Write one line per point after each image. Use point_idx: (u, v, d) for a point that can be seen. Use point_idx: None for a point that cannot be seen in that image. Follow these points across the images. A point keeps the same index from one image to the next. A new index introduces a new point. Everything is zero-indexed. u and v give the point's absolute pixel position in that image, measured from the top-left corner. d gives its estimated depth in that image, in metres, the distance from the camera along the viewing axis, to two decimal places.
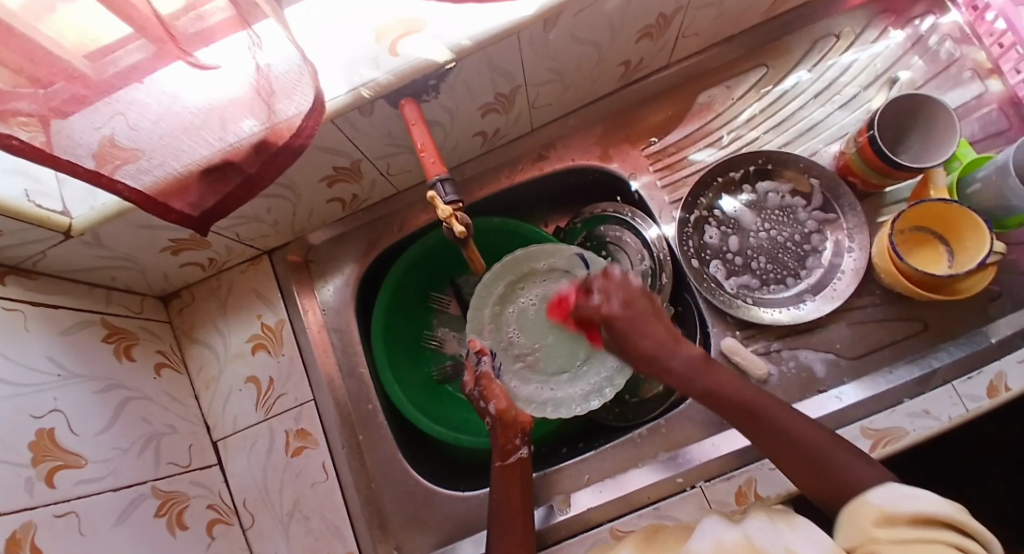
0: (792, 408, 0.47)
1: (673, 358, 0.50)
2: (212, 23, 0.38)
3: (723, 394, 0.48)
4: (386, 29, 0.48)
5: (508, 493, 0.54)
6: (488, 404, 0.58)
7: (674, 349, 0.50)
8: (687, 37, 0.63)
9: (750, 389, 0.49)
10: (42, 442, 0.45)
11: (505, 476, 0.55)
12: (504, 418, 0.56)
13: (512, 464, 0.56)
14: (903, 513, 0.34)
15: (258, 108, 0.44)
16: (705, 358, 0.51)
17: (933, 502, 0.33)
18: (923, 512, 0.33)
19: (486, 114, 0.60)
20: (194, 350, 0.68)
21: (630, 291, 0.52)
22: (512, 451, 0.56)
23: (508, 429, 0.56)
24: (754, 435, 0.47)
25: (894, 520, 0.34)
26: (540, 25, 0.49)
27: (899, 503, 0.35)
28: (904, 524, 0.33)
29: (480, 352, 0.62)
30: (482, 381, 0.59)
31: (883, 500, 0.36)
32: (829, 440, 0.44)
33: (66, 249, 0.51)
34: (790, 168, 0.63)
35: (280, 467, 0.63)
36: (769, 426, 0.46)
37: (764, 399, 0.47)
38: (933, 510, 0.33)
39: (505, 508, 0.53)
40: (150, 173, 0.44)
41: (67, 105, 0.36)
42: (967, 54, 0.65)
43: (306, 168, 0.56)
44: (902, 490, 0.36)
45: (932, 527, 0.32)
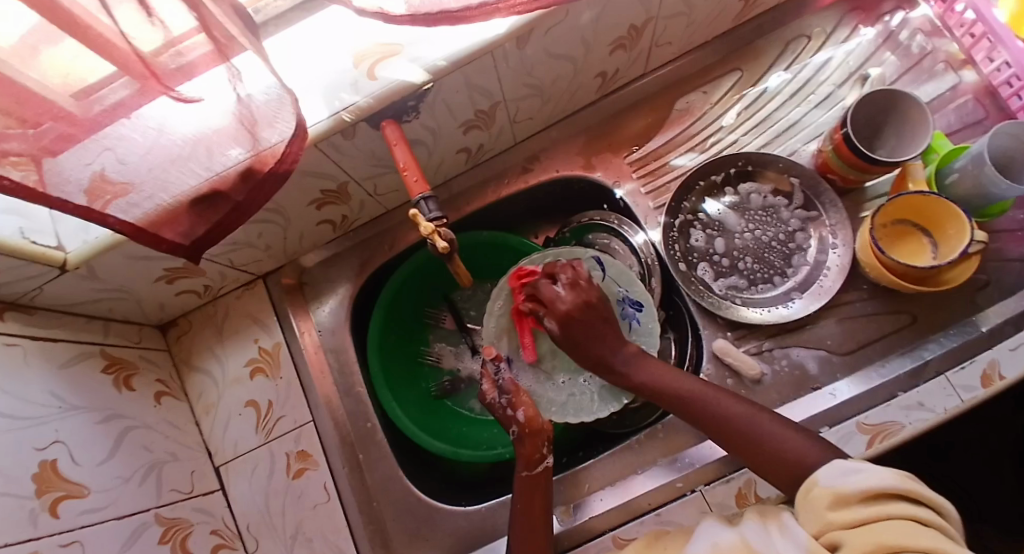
0: (724, 393, 0.50)
1: (616, 358, 0.54)
2: (192, 58, 0.39)
3: (664, 387, 0.52)
4: (363, 54, 0.50)
5: (530, 502, 0.54)
6: (516, 412, 0.58)
7: (617, 346, 0.54)
8: (661, 46, 0.64)
9: (685, 380, 0.52)
10: (45, 473, 0.46)
11: (526, 486, 0.55)
12: (531, 428, 0.57)
13: (538, 472, 0.56)
14: (854, 492, 0.35)
15: (242, 137, 0.45)
16: (642, 353, 0.55)
17: (877, 476, 0.35)
18: (871, 488, 0.35)
19: (468, 131, 0.61)
20: (192, 377, 0.69)
21: (578, 283, 0.55)
22: (540, 459, 0.56)
23: (535, 437, 0.57)
24: (702, 425, 0.50)
25: (846, 502, 0.35)
26: (513, 43, 0.50)
27: (848, 482, 0.36)
28: (857, 503, 0.35)
29: (496, 359, 0.63)
30: (508, 390, 0.60)
31: (831, 481, 0.37)
32: (759, 415, 0.48)
33: (63, 284, 0.52)
34: (770, 168, 0.64)
35: (282, 490, 0.64)
36: (709, 414, 0.49)
37: (697, 389, 0.51)
38: (880, 483, 0.35)
39: (526, 517, 0.53)
40: (139, 206, 0.45)
41: (56, 144, 0.38)
42: (939, 46, 0.66)
43: (294, 193, 0.57)
44: (848, 468, 0.38)
45: (884, 501, 0.34)
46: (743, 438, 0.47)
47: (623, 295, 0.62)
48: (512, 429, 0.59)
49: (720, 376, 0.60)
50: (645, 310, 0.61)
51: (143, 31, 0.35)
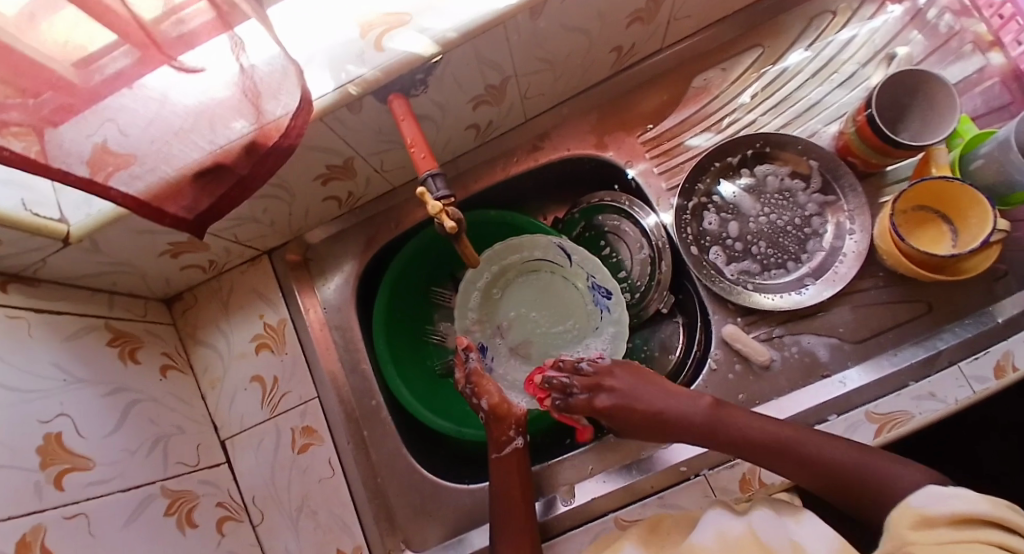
0: (817, 433, 0.48)
1: (689, 414, 0.52)
2: (193, 27, 0.39)
3: (748, 438, 0.49)
4: (370, 23, 0.48)
5: (506, 482, 0.56)
6: (481, 400, 0.59)
7: (678, 405, 0.53)
8: (679, 20, 0.62)
9: (776, 425, 0.49)
10: (50, 446, 0.46)
11: (502, 467, 0.57)
12: (496, 413, 0.58)
13: (509, 455, 0.57)
14: (941, 514, 0.35)
15: (246, 109, 0.43)
16: (719, 403, 0.52)
17: (969, 502, 0.34)
18: (961, 512, 0.34)
19: (477, 107, 0.60)
20: (198, 351, 0.69)
21: (591, 379, 0.57)
22: (506, 442, 0.57)
23: (502, 421, 0.58)
24: (790, 470, 0.47)
25: (932, 522, 0.35)
26: (526, 14, 0.48)
27: (939, 505, 0.36)
28: (944, 525, 0.35)
29: (467, 349, 0.61)
30: (471, 377, 0.60)
31: (921, 502, 0.37)
32: (867, 456, 0.45)
33: (66, 257, 0.52)
34: (788, 150, 0.62)
35: (287, 464, 0.64)
36: (809, 459, 0.47)
37: (792, 432, 0.48)
38: (972, 509, 0.34)
39: (502, 496, 0.55)
40: (142, 179, 0.43)
41: (56, 115, 0.37)
42: (967, 26, 0.63)
43: (299, 168, 0.56)
44: (941, 492, 0.37)
45: (972, 526, 0.33)
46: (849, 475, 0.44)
47: (593, 284, 0.66)
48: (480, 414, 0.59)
49: (728, 361, 0.60)
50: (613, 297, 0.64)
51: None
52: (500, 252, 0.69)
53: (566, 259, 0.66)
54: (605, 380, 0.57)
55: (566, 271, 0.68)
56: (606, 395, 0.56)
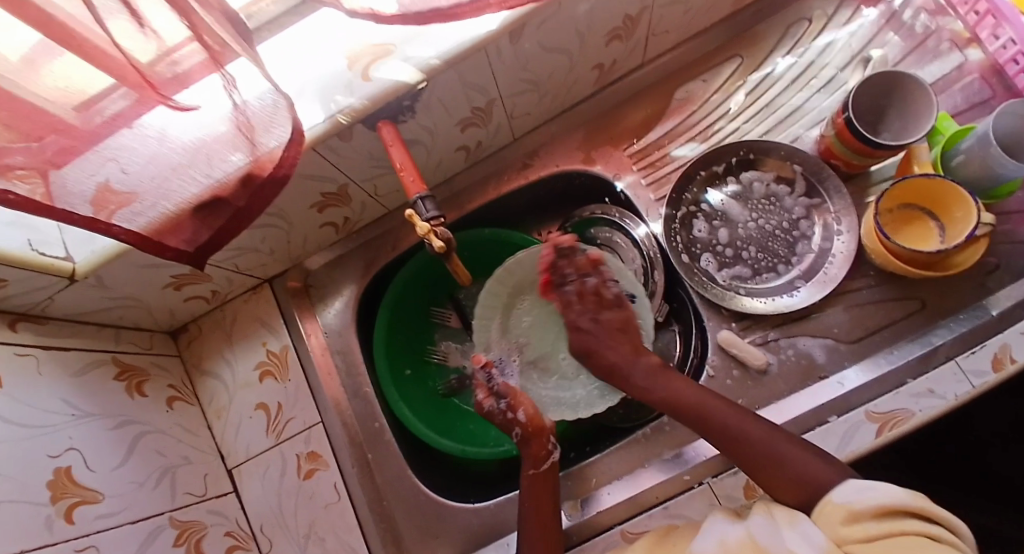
0: (744, 411, 0.49)
1: (634, 371, 0.55)
2: (187, 68, 0.40)
3: (683, 402, 0.51)
4: (357, 55, 0.50)
5: (539, 500, 0.54)
6: (516, 413, 0.59)
7: (633, 359, 0.55)
8: (657, 36, 0.64)
9: (707, 395, 0.51)
10: (60, 480, 0.47)
11: (536, 483, 0.56)
12: (533, 427, 0.58)
13: (546, 470, 0.56)
14: (865, 507, 0.36)
15: (240, 143, 0.45)
16: (665, 368, 0.54)
17: (890, 492, 0.35)
18: (884, 504, 0.35)
19: (465, 129, 0.62)
20: (203, 382, 0.70)
21: (590, 293, 0.58)
22: (545, 456, 0.57)
23: (539, 436, 0.58)
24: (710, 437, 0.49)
25: (860, 517, 0.36)
26: (506, 38, 0.50)
27: (860, 498, 0.36)
28: (869, 518, 0.35)
29: (486, 367, 0.66)
30: (506, 392, 0.61)
31: (844, 497, 0.37)
32: (790, 445, 0.45)
33: (73, 293, 0.53)
34: (772, 156, 0.63)
35: (293, 491, 0.64)
36: (731, 430, 0.47)
37: (718, 402, 0.49)
38: (893, 500, 0.35)
39: (536, 516, 0.53)
40: (143, 215, 0.45)
41: (59, 157, 0.38)
42: (944, 25, 0.65)
43: (294, 197, 0.57)
44: (860, 484, 0.38)
45: (896, 518, 0.34)
46: (761, 458, 0.45)
47: None
48: (515, 431, 0.59)
49: (726, 367, 0.60)
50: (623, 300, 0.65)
51: (138, 43, 0.35)
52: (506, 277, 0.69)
53: None
54: (596, 307, 0.58)
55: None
56: (587, 321, 0.57)
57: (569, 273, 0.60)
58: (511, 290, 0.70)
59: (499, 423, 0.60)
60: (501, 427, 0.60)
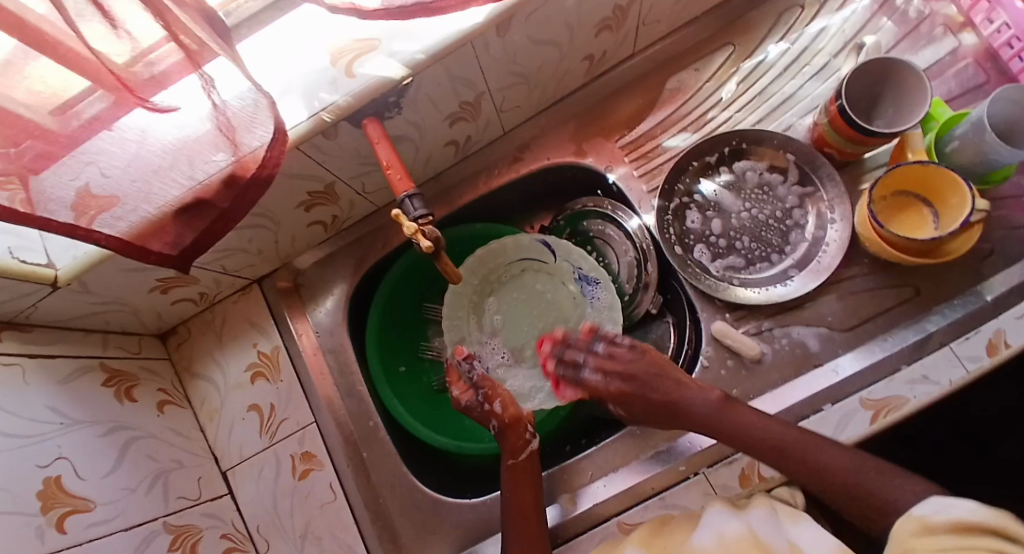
0: (827, 440, 0.47)
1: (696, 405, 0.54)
2: (164, 68, 0.38)
3: (755, 435, 0.49)
4: (341, 51, 0.49)
5: (520, 490, 0.55)
6: (493, 406, 0.61)
7: (688, 395, 0.54)
8: (648, 25, 0.62)
9: (783, 427, 0.49)
10: (49, 489, 0.46)
11: (515, 475, 0.57)
12: (510, 418, 0.60)
13: (524, 458, 0.58)
14: (943, 522, 0.35)
15: (222, 143, 0.44)
16: (727, 399, 0.53)
17: (973, 510, 0.33)
18: (961, 520, 0.33)
19: (454, 124, 0.60)
20: (195, 384, 0.69)
21: (609, 359, 0.60)
22: (523, 446, 0.59)
23: (516, 428, 0.60)
24: (790, 471, 0.47)
25: (935, 530, 0.35)
26: (493, 31, 0.49)
27: (941, 514, 0.35)
28: (943, 533, 0.34)
29: (467, 358, 0.66)
30: (484, 383, 0.63)
31: (929, 513, 0.36)
32: (863, 466, 0.44)
33: (58, 299, 0.52)
34: (765, 145, 0.63)
35: (288, 491, 0.64)
36: (810, 462, 0.46)
37: (798, 435, 0.48)
38: (971, 517, 0.33)
39: (518, 508, 0.53)
40: (125, 219, 0.44)
41: (37, 162, 0.37)
42: (937, 10, 0.64)
43: (280, 196, 0.56)
44: (947, 503, 0.36)
45: (973, 534, 0.32)
46: (847, 487, 0.44)
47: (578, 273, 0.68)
48: (492, 424, 0.61)
49: (720, 359, 0.60)
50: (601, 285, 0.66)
51: (112, 45, 0.34)
52: (473, 270, 0.70)
53: (550, 254, 0.69)
54: (623, 371, 0.59)
55: (549, 267, 0.70)
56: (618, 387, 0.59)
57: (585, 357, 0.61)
58: (484, 278, 0.71)
59: (476, 417, 0.62)
60: (478, 421, 0.62)
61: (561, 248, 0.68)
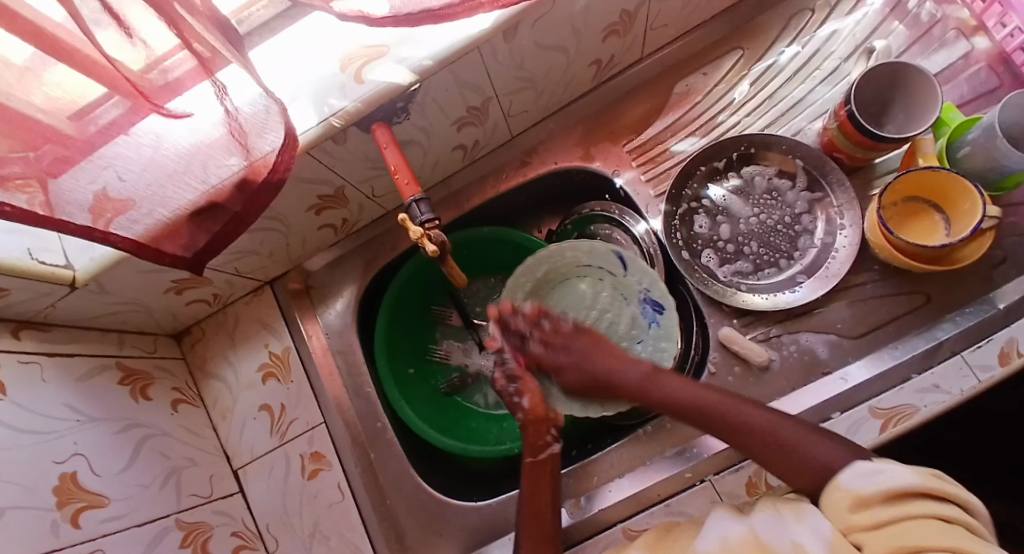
0: (748, 402, 0.47)
1: (624, 375, 0.54)
2: (178, 75, 0.39)
3: (682, 401, 0.49)
4: (350, 58, 0.50)
5: (535, 490, 0.54)
6: (521, 400, 0.59)
7: (619, 369, 0.55)
8: (656, 30, 0.63)
9: (704, 390, 0.49)
10: (65, 485, 0.48)
11: (534, 473, 0.56)
12: (535, 416, 0.57)
13: (544, 459, 0.56)
14: (872, 492, 0.34)
15: (234, 148, 0.45)
16: (655, 370, 0.53)
17: (898, 476, 0.34)
18: (893, 488, 0.34)
19: (462, 128, 0.61)
20: (208, 384, 0.70)
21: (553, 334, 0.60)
22: (543, 446, 0.57)
23: (539, 425, 0.57)
24: (718, 434, 0.47)
25: (869, 503, 0.34)
26: (500, 37, 0.49)
27: (868, 483, 0.35)
28: (878, 505, 0.34)
29: (498, 348, 0.62)
30: (514, 378, 0.60)
31: (851, 481, 0.36)
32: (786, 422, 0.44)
33: (74, 299, 0.54)
34: (773, 150, 0.62)
35: (297, 491, 0.65)
36: (734, 422, 0.46)
37: (720, 398, 0.48)
38: (904, 484, 0.34)
39: (531, 506, 0.53)
40: (140, 222, 0.46)
41: (53, 167, 0.38)
42: (949, 13, 0.63)
43: (291, 200, 0.57)
44: (870, 467, 0.36)
45: (907, 501, 0.33)
46: (766, 443, 0.44)
47: (644, 295, 0.63)
48: (517, 416, 0.59)
49: (728, 365, 0.60)
50: (665, 312, 0.62)
51: (128, 52, 0.35)
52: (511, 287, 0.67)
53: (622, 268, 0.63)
54: (568, 342, 0.59)
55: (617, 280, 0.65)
56: (562, 357, 0.59)
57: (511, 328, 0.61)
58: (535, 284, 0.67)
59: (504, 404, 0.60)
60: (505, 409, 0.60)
61: (635, 266, 0.62)
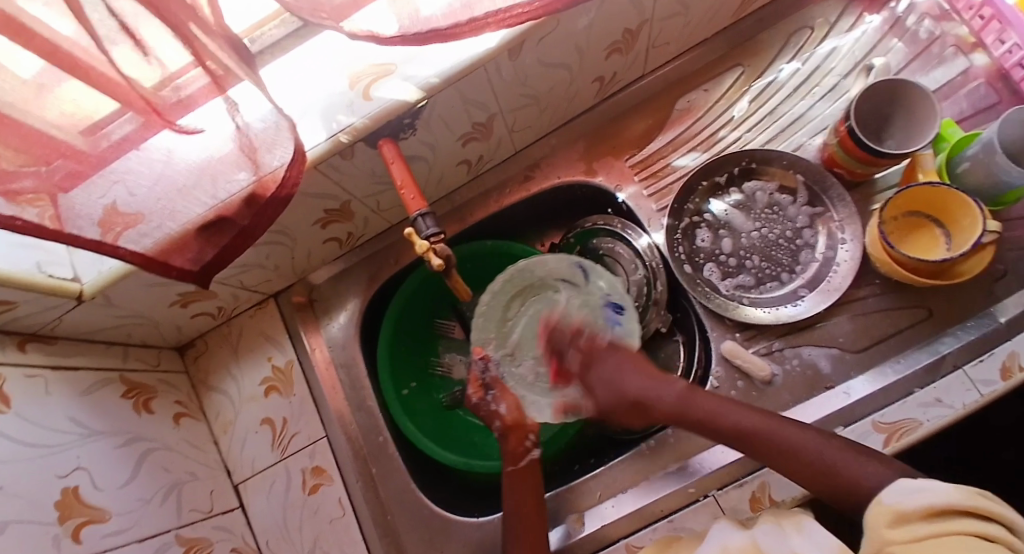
0: (786, 421, 0.48)
1: (662, 396, 0.55)
2: (191, 92, 0.40)
3: (721, 423, 0.50)
4: (359, 75, 0.50)
5: (520, 496, 0.55)
6: (499, 406, 0.62)
7: (658, 385, 0.56)
8: (658, 48, 0.64)
9: (746, 413, 0.50)
10: (67, 499, 0.47)
11: (514, 479, 0.57)
12: (512, 423, 0.60)
13: (524, 466, 0.57)
14: (913, 508, 0.34)
15: (244, 163, 0.46)
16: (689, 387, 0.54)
17: (940, 493, 0.34)
18: (931, 505, 0.34)
19: (467, 144, 0.62)
20: (210, 397, 0.70)
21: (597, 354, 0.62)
22: (523, 454, 0.58)
23: (517, 433, 0.60)
24: (756, 456, 0.48)
25: (908, 518, 0.34)
26: (506, 55, 0.50)
27: (910, 500, 0.35)
28: (919, 520, 0.34)
29: (483, 357, 0.66)
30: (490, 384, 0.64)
31: (895, 498, 0.36)
32: (820, 439, 0.46)
33: (81, 313, 0.54)
34: (774, 165, 0.63)
35: (298, 505, 0.65)
36: (776, 446, 0.47)
37: (760, 421, 0.49)
38: (945, 500, 0.33)
39: (521, 510, 0.54)
40: (149, 236, 0.46)
41: (66, 182, 0.39)
42: (948, 30, 0.65)
43: (298, 214, 0.58)
44: (911, 486, 0.36)
45: (947, 518, 0.33)
46: (810, 467, 0.45)
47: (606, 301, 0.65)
48: (495, 425, 0.61)
49: (731, 378, 0.60)
50: (626, 311, 0.63)
51: (142, 70, 0.36)
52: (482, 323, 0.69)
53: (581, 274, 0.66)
54: (599, 357, 0.61)
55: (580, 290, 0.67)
56: (596, 374, 0.61)
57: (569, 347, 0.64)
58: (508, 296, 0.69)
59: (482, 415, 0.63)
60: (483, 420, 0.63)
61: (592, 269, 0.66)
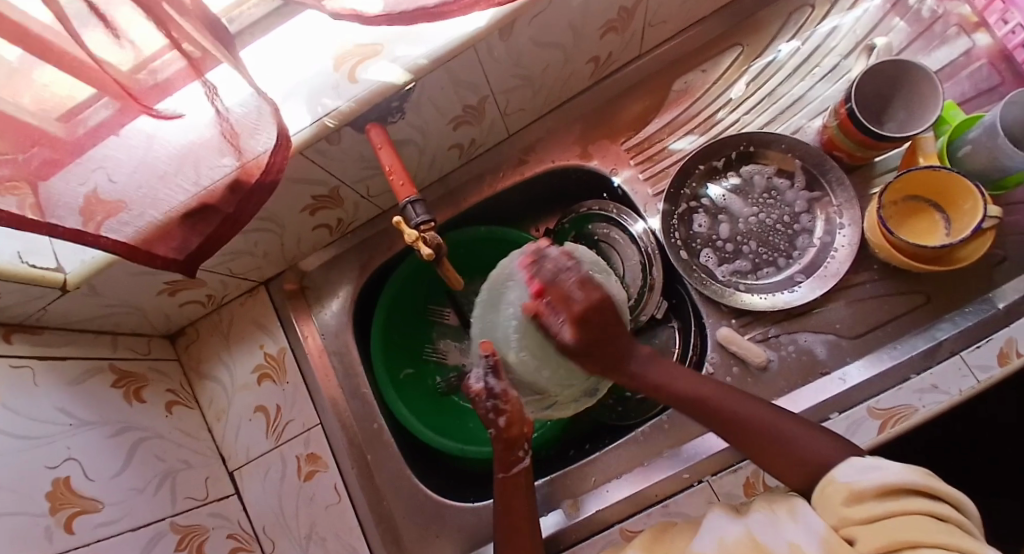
0: (747, 396, 0.47)
1: (632, 357, 0.50)
2: (167, 76, 0.38)
3: (679, 390, 0.48)
4: (344, 56, 0.49)
5: (510, 505, 0.53)
6: (499, 419, 0.53)
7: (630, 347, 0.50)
8: (656, 26, 0.62)
9: (702, 383, 0.48)
10: (58, 490, 0.47)
11: (507, 490, 0.53)
12: (508, 435, 0.53)
13: (514, 474, 0.54)
14: (868, 486, 0.35)
15: (226, 149, 0.44)
16: (656, 354, 0.51)
17: (893, 471, 0.35)
18: (888, 482, 0.34)
19: (458, 126, 0.60)
20: (203, 385, 0.70)
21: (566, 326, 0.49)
22: (514, 462, 0.54)
23: (509, 444, 0.53)
24: (720, 431, 0.46)
25: (863, 496, 0.35)
26: (496, 35, 0.49)
27: (863, 477, 0.36)
28: (873, 497, 0.34)
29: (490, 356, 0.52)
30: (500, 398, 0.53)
31: (848, 476, 0.37)
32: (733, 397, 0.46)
33: (67, 302, 0.53)
34: (772, 148, 0.62)
35: (294, 492, 0.65)
36: (731, 420, 0.46)
37: (715, 391, 0.47)
38: (897, 479, 0.34)
39: (509, 524, 0.52)
40: (131, 225, 0.44)
41: (42, 170, 0.37)
42: (951, 9, 0.62)
43: (286, 201, 0.57)
44: (862, 464, 0.37)
45: (900, 496, 0.34)
46: (769, 449, 0.43)
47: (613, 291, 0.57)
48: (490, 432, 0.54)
49: (726, 364, 0.59)
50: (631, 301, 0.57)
51: (115, 53, 0.34)
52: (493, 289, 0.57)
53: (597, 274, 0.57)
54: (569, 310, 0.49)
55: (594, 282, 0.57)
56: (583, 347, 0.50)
57: (568, 271, 0.50)
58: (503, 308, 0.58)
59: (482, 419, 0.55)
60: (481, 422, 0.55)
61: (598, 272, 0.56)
